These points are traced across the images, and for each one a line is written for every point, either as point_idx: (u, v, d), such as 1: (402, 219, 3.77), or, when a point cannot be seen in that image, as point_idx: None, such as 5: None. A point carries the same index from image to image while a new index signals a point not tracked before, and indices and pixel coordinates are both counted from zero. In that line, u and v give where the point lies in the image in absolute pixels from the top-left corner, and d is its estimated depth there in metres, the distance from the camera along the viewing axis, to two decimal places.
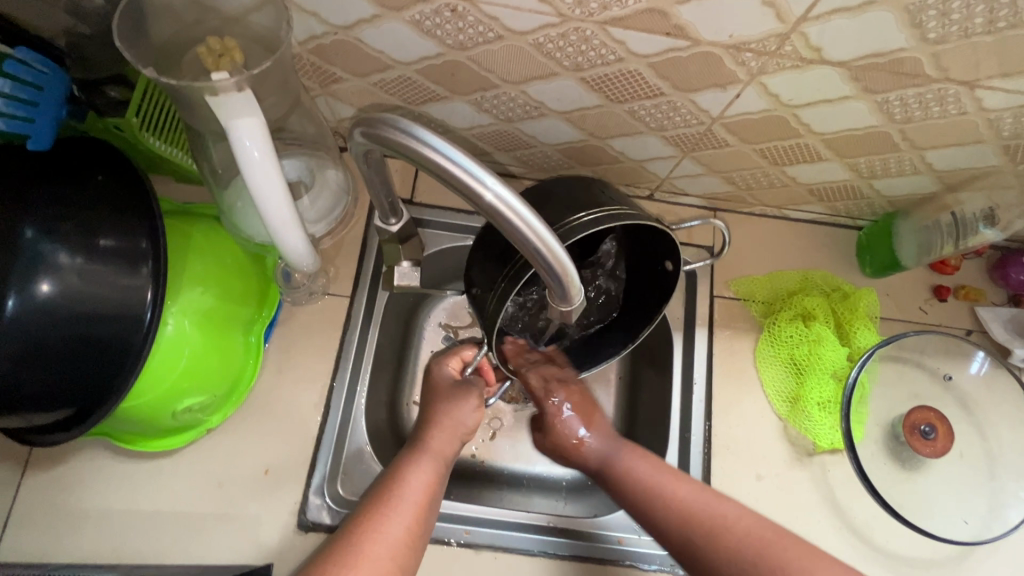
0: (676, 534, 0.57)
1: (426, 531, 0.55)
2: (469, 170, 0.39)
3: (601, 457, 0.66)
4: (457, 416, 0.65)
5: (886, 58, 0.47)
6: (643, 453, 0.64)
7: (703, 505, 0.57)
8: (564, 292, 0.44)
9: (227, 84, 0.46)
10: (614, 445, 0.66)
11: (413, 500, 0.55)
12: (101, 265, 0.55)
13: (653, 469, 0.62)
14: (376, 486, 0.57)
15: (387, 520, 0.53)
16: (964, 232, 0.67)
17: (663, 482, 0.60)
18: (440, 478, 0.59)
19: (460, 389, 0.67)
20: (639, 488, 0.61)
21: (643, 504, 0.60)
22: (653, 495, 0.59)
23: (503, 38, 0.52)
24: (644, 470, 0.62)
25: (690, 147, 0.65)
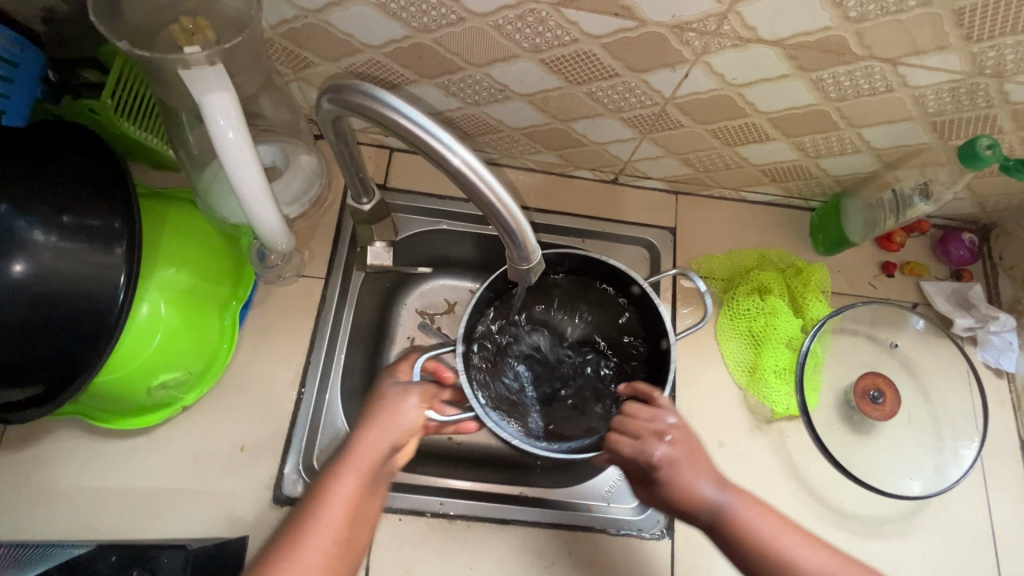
0: None
1: (352, 546, 0.54)
2: (428, 130, 0.42)
3: (706, 513, 0.57)
4: (392, 421, 0.59)
5: (815, 37, 0.51)
6: (752, 495, 0.58)
7: (821, 562, 0.55)
8: (521, 252, 0.47)
9: (199, 58, 0.49)
10: (726, 492, 0.57)
11: (332, 521, 0.52)
12: (74, 244, 0.56)
13: (775, 521, 0.57)
14: (304, 500, 0.55)
15: (302, 546, 0.51)
16: (902, 207, 0.71)
17: (781, 537, 0.56)
18: (368, 488, 0.55)
19: (400, 387, 0.62)
20: (765, 546, 0.55)
21: (767, 564, 0.55)
22: (773, 559, 0.55)
23: (465, 20, 0.55)
24: (756, 519, 0.57)
25: (647, 129, 0.69)
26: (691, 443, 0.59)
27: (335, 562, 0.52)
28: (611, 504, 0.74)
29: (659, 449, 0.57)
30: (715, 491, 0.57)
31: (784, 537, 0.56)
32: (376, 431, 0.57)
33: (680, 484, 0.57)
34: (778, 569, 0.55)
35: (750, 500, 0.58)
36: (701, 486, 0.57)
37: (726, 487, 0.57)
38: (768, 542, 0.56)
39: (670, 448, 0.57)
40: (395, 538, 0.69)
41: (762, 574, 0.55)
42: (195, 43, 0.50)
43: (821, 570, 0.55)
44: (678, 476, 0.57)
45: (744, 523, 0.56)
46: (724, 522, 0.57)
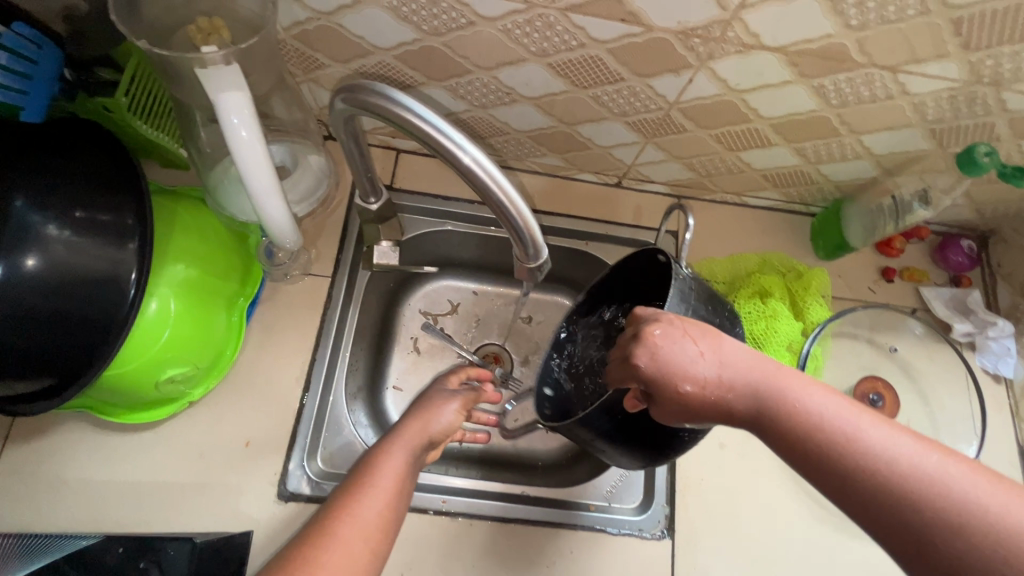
0: (859, 489, 0.38)
1: (398, 514, 0.56)
2: (441, 129, 0.43)
3: (729, 404, 0.45)
4: (436, 413, 0.66)
5: (816, 44, 0.53)
6: (794, 381, 0.44)
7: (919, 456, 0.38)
8: (529, 250, 0.48)
9: (215, 58, 0.50)
10: (746, 375, 0.45)
11: (387, 487, 0.56)
12: (88, 239, 0.57)
13: (836, 404, 0.42)
14: (349, 478, 0.57)
15: (359, 507, 0.53)
16: (903, 211, 0.72)
17: (844, 419, 0.41)
18: (411, 468, 0.60)
19: (447, 391, 0.71)
20: (818, 430, 0.41)
21: (830, 456, 0.40)
22: (824, 446, 0.40)
23: (474, 24, 0.56)
24: (803, 406, 0.42)
25: (651, 133, 0.70)
26: (697, 330, 0.46)
27: (387, 523, 0.54)
28: (611, 504, 0.75)
29: (650, 336, 0.46)
30: (732, 368, 0.45)
31: (847, 421, 0.41)
32: (419, 419, 0.65)
33: (669, 363, 0.45)
34: (845, 460, 0.39)
35: (793, 381, 0.44)
36: (708, 371, 0.45)
37: (747, 370, 0.45)
38: (821, 427, 0.41)
39: (664, 333, 0.46)
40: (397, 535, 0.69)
41: (825, 478, 0.40)
42: (211, 43, 0.51)
43: (918, 465, 0.37)
44: (665, 352, 0.46)
45: (787, 406, 0.43)
46: (761, 410, 0.44)
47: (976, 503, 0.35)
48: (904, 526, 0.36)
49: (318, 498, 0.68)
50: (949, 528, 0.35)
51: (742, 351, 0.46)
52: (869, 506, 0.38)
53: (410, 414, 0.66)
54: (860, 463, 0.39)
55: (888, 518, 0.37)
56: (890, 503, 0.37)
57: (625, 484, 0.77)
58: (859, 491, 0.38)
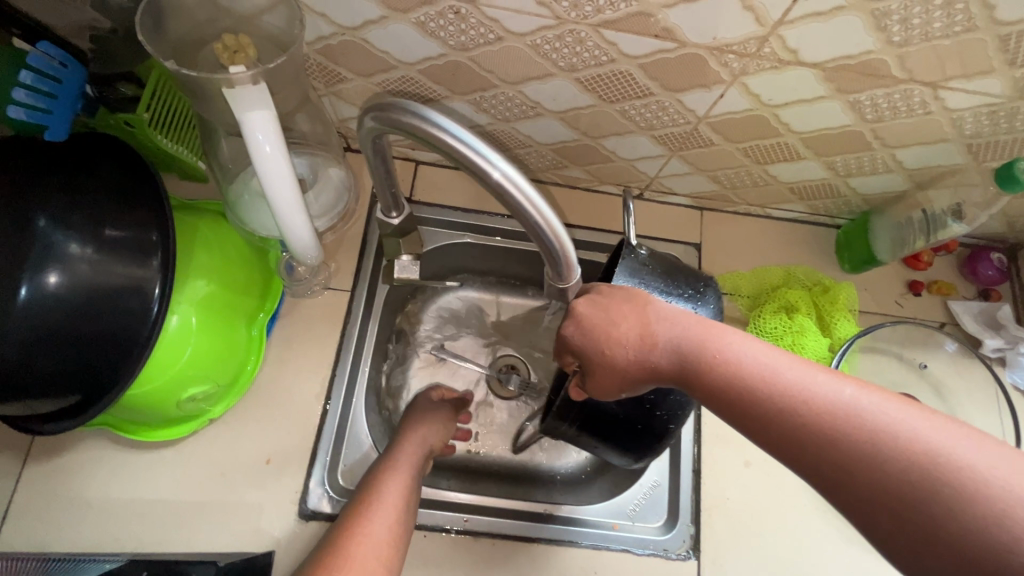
0: (777, 430, 0.38)
1: (406, 528, 0.57)
2: (475, 148, 0.42)
3: (657, 363, 0.45)
4: (428, 428, 0.69)
5: (856, 60, 0.51)
6: (718, 329, 0.44)
7: (833, 391, 0.37)
8: (561, 271, 0.47)
9: (243, 77, 0.49)
10: (666, 329, 0.45)
11: (389, 505, 0.58)
12: (111, 256, 0.56)
13: (759, 348, 0.42)
14: (355, 499, 0.59)
15: (369, 524, 0.56)
16: (934, 227, 0.71)
17: (763, 361, 0.41)
18: (411, 485, 0.61)
19: (430, 403, 0.74)
20: (737, 375, 0.41)
21: (750, 399, 0.40)
22: (740, 391, 0.40)
23: (502, 39, 0.55)
24: (720, 353, 0.42)
25: (677, 146, 0.69)
26: (621, 294, 0.48)
27: (398, 535, 0.56)
28: (635, 523, 0.74)
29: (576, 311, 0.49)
30: (658, 323, 0.45)
31: (765, 363, 0.40)
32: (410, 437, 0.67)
33: (593, 331, 0.47)
34: (760, 401, 0.39)
35: (718, 331, 0.43)
36: (631, 331, 0.46)
37: (669, 325, 0.45)
38: (739, 372, 0.41)
39: (588, 304, 0.48)
40: (419, 555, 0.68)
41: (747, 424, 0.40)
42: (239, 62, 0.50)
43: (835, 399, 0.36)
44: (588, 319, 0.47)
45: (708, 356, 0.42)
46: (682, 363, 0.44)
47: (890, 432, 0.34)
48: (818, 458, 0.36)
49: (338, 516, 0.67)
50: (866, 457, 0.34)
51: (667, 308, 0.46)
52: (787, 447, 0.38)
53: (401, 432, 0.68)
54: (777, 402, 0.38)
55: (804, 456, 0.37)
56: (809, 439, 0.36)
57: (649, 502, 0.74)
58: (776, 431, 0.38)
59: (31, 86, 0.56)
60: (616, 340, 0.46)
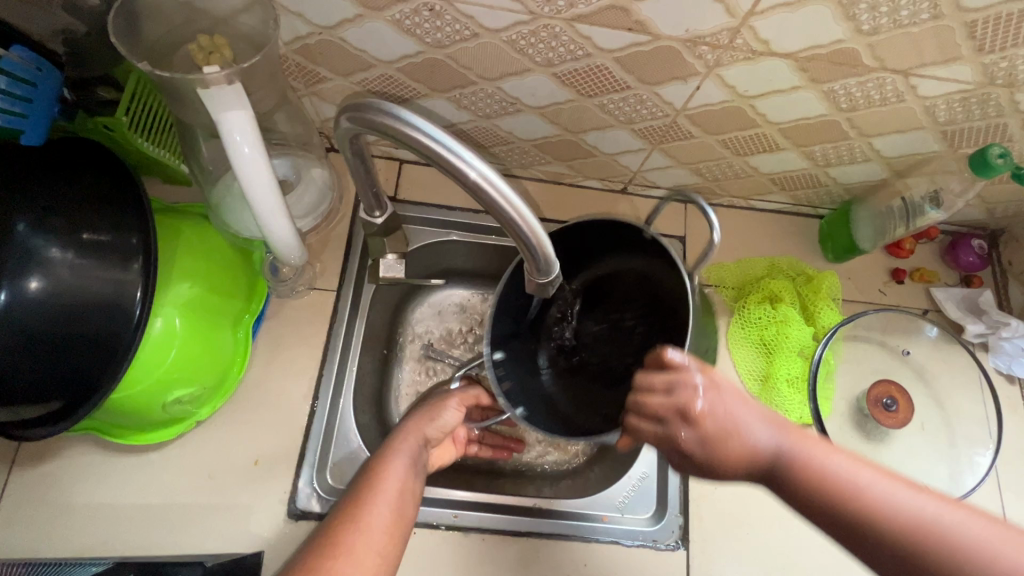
0: (873, 540, 0.43)
1: (407, 513, 0.59)
2: (447, 146, 0.41)
3: (756, 463, 0.49)
4: (434, 417, 0.69)
5: (827, 49, 0.52)
6: (808, 436, 0.48)
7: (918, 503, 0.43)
8: (540, 266, 0.47)
9: (217, 78, 0.49)
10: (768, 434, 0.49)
11: (393, 489, 0.59)
12: (91, 260, 0.56)
13: (845, 458, 0.46)
14: (359, 479, 0.61)
15: (368, 513, 0.56)
16: (913, 214, 0.71)
17: (855, 473, 0.45)
18: (416, 471, 0.62)
19: (442, 394, 0.74)
20: (835, 486, 0.45)
21: (850, 512, 0.44)
22: (839, 501, 0.45)
23: (478, 35, 0.55)
24: (820, 460, 0.47)
25: (658, 139, 0.70)
26: (726, 397, 0.50)
27: (396, 527, 0.57)
28: (625, 515, 0.74)
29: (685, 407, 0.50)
30: (758, 436, 0.49)
31: (855, 473, 0.45)
32: (419, 421, 0.67)
33: (707, 440, 0.49)
34: (856, 513, 0.44)
35: (809, 440, 0.48)
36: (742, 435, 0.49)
37: (770, 430, 0.49)
38: (833, 483, 0.45)
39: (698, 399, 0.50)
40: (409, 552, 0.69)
41: (843, 529, 0.44)
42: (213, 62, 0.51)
43: (922, 517, 0.42)
44: (703, 431, 0.50)
45: (809, 466, 0.47)
46: (782, 470, 0.48)
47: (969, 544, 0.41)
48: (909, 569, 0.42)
49: (328, 515, 0.68)
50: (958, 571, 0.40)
51: (761, 416, 0.50)
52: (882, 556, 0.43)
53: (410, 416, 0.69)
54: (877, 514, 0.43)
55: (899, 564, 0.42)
56: (896, 552, 0.42)
57: (637, 494, 0.75)
58: (868, 540, 0.43)
59: (6, 90, 0.56)
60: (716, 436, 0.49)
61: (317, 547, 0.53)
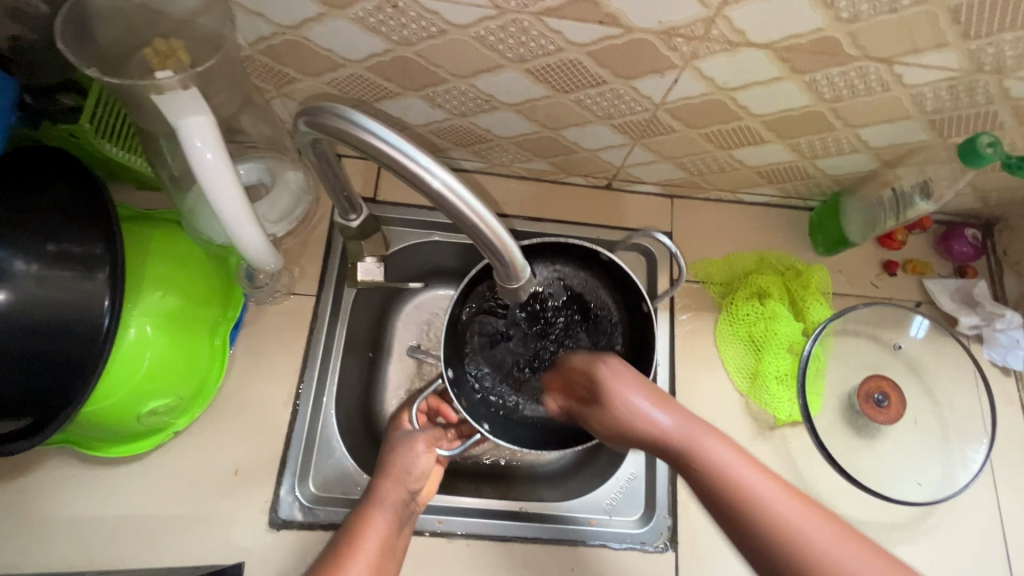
0: (750, 533, 0.49)
1: (386, 574, 0.58)
2: (403, 151, 0.40)
3: (664, 445, 0.55)
4: (407, 465, 0.66)
5: (807, 38, 0.50)
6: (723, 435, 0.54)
7: (792, 506, 0.48)
8: (509, 271, 0.46)
9: (172, 83, 0.48)
10: (687, 425, 0.55)
11: (367, 553, 0.58)
12: (55, 271, 0.55)
13: (732, 456, 0.52)
14: (336, 539, 0.59)
15: (343, 573, 0.55)
16: (903, 205, 0.69)
17: (741, 472, 0.51)
18: (392, 528, 0.61)
19: (410, 433, 0.69)
20: (722, 481, 0.51)
21: (732, 502, 0.50)
22: (725, 490, 0.50)
23: (445, 32, 0.53)
24: (721, 457, 0.52)
25: (639, 134, 0.68)
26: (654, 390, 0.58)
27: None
28: (612, 517, 0.73)
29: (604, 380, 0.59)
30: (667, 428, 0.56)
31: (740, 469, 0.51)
32: (390, 476, 0.64)
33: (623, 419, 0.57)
34: (738, 506, 0.49)
35: (711, 436, 0.54)
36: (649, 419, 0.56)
37: (682, 423, 0.55)
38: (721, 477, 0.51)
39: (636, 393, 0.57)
40: None
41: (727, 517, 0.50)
42: (167, 68, 0.49)
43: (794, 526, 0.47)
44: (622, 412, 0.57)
45: (703, 458, 0.53)
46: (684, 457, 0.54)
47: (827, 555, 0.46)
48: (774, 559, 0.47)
49: (310, 525, 0.67)
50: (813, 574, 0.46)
51: (678, 410, 0.57)
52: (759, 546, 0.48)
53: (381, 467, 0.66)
54: (754, 510, 0.49)
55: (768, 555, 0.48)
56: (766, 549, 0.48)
57: (626, 495, 0.74)
58: (745, 531, 0.49)
59: None
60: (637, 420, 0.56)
61: None
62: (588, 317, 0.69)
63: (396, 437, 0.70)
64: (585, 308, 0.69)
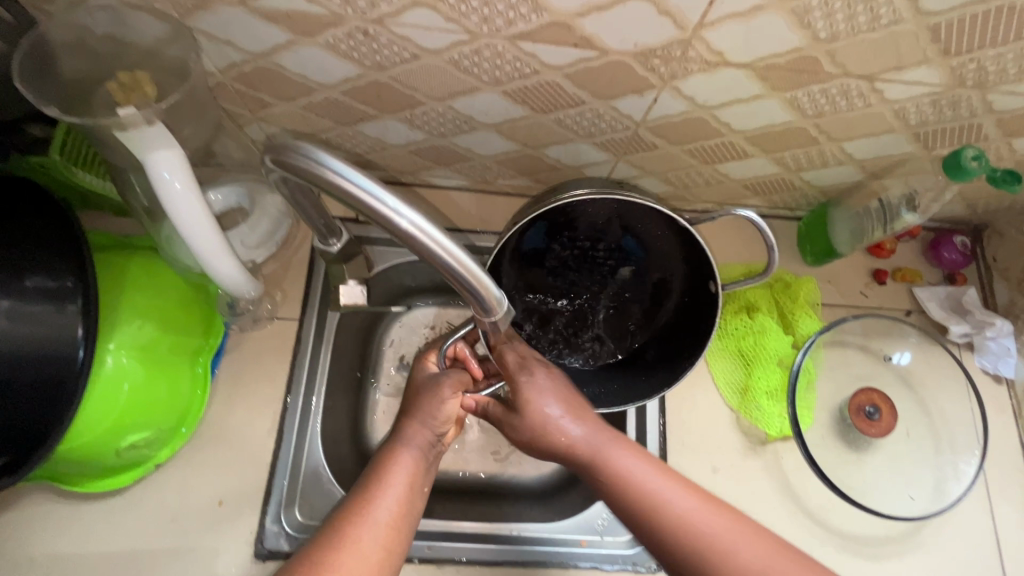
0: (679, 546, 0.50)
1: (414, 510, 0.55)
2: (370, 192, 0.39)
3: (581, 457, 0.56)
4: (433, 410, 0.60)
5: (785, 58, 0.49)
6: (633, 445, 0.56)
7: (717, 524, 0.50)
8: (485, 306, 0.45)
9: (136, 118, 0.47)
10: (602, 435, 0.57)
11: (397, 486, 0.55)
12: (28, 306, 0.54)
13: (664, 477, 0.53)
14: (363, 478, 0.57)
15: (373, 506, 0.53)
16: (890, 217, 0.69)
17: (672, 494, 0.52)
18: (419, 467, 0.58)
19: (434, 377, 0.63)
20: (650, 502, 0.52)
21: (649, 525, 0.51)
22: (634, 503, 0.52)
23: (419, 57, 0.52)
24: (637, 471, 0.54)
25: (621, 151, 0.67)
26: (571, 398, 0.59)
27: (401, 521, 0.53)
28: (604, 538, 0.72)
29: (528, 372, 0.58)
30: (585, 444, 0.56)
31: (647, 480, 0.53)
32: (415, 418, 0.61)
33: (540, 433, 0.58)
34: (657, 517, 0.51)
35: (630, 452, 0.55)
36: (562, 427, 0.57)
37: (599, 433, 0.57)
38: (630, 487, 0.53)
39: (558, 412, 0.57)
40: None
41: (645, 531, 0.52)
42: (132, 103, 0.48)
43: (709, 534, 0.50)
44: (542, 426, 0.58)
45: (614, 471, 0.54)
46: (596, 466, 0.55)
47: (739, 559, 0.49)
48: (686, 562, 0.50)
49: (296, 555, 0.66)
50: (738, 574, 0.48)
51: (590, 422, 0.58)
52: (679, 553, 0.50)
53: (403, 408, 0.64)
54: (682, 531, 0.50)
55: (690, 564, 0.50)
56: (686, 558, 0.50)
57: (617, 515, 0.73)
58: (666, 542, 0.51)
59: None
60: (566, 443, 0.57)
61: (312, 548, 0.49)
62: (645, 251, 0.65)
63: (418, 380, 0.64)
64: (642, 244, 0.64)
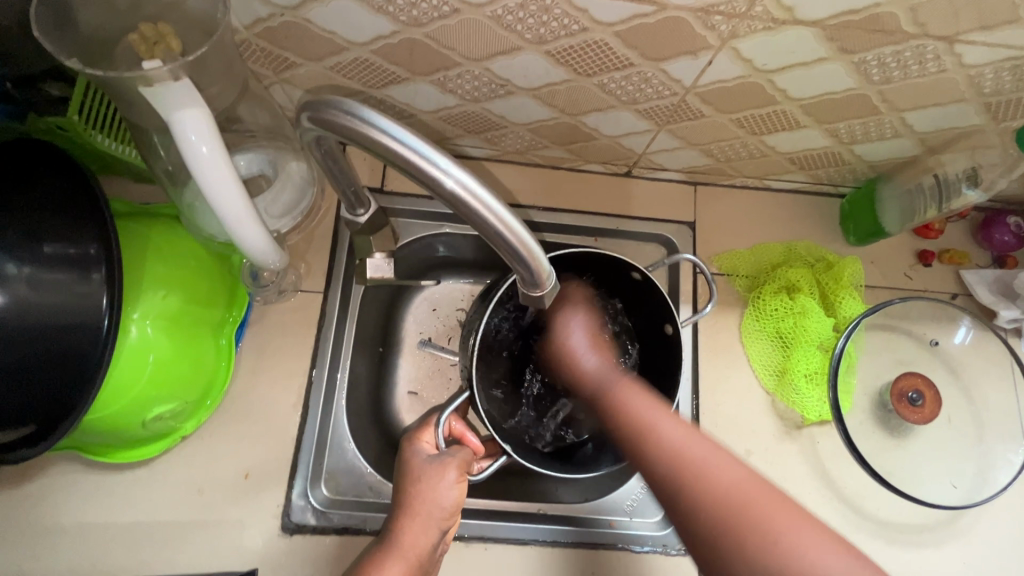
0: (661, 468, 0.48)
1: None
2: (418, 151, 0.36)
3: (593, 385, 0.58)
4: (436, 500, 0.58)
5: (862, 15, 0.45)
6: (644, 387, 0.55)
7: (698, 448, 0.48)
8: (533, 278, 0.42)
9: (162, 73, 0.44)
10: (614, 374, 0.57)
11: None
12: (50, 273, 0.51)
13: (652, 405, 0.52)
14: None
15: None
16: (947, 194, 0.65)
17: (658, 419, 0.51)
18: None
19: (436, 457, 0.60)
20: (634, 427, 0.51)
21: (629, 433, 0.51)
22: (639, 428, 0.50)
23: (459, 12, 0.49)
24: (642, 404, 0.52)
25: (665, 120, 0.63)
26: (603, 341, 0.63)
27: None
28: (634, 519, 0.71)
29: (572, 325, 0.64)
30: (590, 373, 0.59)
31: (659, 415, 0.51)
32: (413, 519, 0.57)
33: (565, 349, 0.63)
34: (647, 435, 0.50)
35: (634, 389, 0.55)
36: (589, 369, 0.60)
37: (615, 371, 0.58)
38: (625, 413, 0.52)
39: (592, 353, 0.61)
40: None
41: (640, 456, 0.50)
42: (155, 56, 0.45)
43: (693, 457, 0.47)
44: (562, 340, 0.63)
45: (616, 399, 0.54)
46: (600, 391, 0.56)
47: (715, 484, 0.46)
48: (668, 480, 0.47)
49: (324, 530, 0.66)
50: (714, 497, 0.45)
51: (605, 364, 0.59)
52: (657, 470, 0.48)
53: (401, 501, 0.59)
54: (659, 455, 0.48)
55: (671, 484, 0.47)
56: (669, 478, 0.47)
57: (647, 496, 0.72)
58: (644, 455, 0.49)
59: None
60: (583, 371, 0.60)
61: None
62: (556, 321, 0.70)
63: (410, 463, 0.61)
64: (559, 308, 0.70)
